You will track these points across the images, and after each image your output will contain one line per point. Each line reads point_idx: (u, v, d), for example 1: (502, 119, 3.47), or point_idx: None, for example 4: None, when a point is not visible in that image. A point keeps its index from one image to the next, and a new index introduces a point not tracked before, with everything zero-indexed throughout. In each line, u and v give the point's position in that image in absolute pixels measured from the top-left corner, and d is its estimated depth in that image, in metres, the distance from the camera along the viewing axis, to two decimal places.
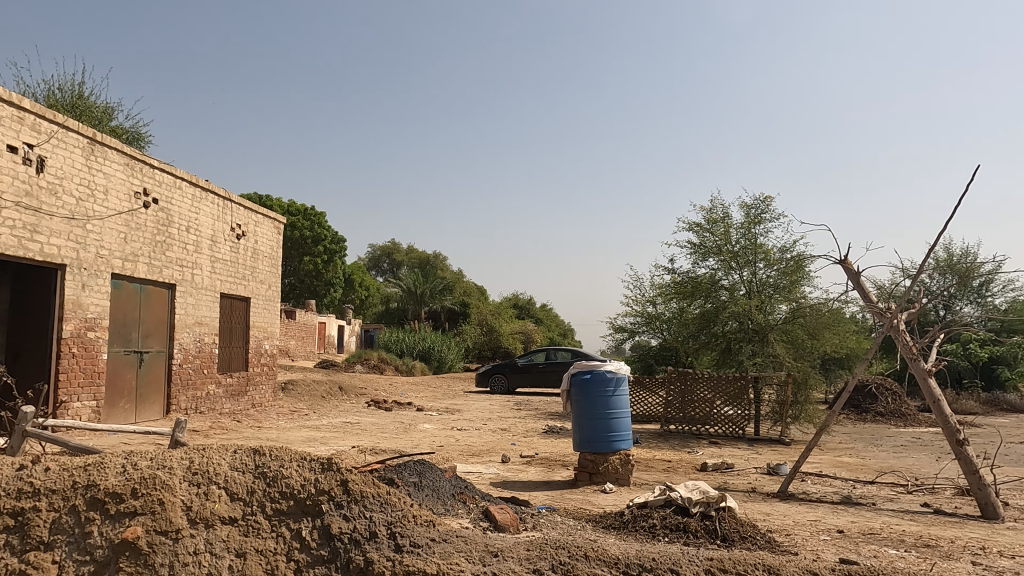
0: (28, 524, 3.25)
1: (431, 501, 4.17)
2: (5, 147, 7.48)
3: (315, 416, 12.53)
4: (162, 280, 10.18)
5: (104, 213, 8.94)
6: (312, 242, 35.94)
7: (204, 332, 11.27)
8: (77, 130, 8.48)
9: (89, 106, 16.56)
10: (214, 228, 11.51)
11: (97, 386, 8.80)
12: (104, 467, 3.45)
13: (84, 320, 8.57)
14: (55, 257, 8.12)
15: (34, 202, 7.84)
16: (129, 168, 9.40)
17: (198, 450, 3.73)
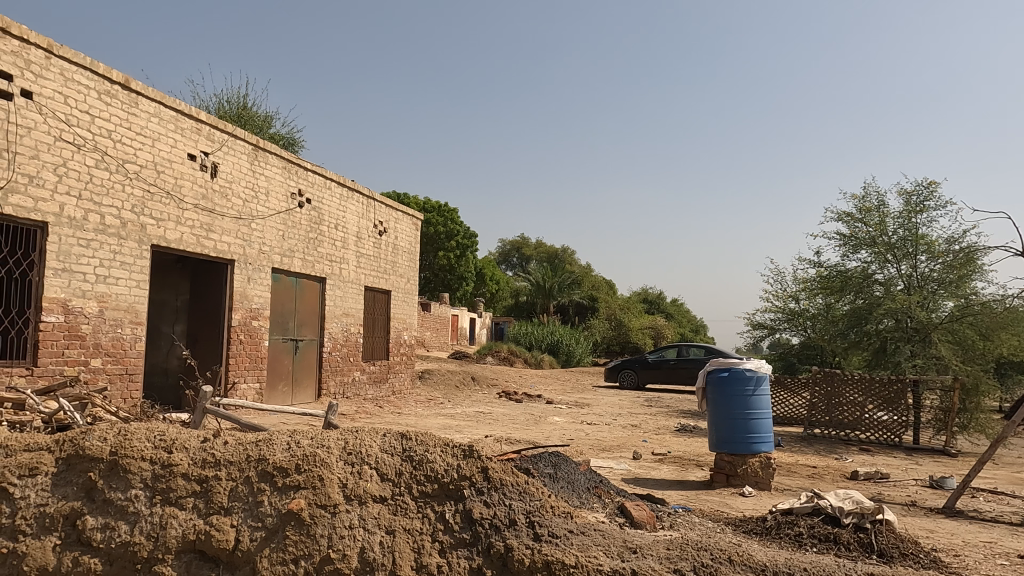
0: (211, 491, 3.62)
1: (566, 493, 4.19)
2: (186, 155, 8.43)
3: (449, 404, 13.05)
4: (315, 274, 11.01)
5: (266, 213, 9.83)
6: (445, 237, 37.30)
7: (351, 323, 12.06)
8: (243, 137, 9.39)
9: (251, 116, 18.26)
10: (360, 225, 12.29)
11: (260, 370, 9.70)
12: (273, 443, 3.76)
13: (249, 310, 9.48)
14: (226, 253, 9.04)
15: (209, 204, 8.78)
16: (287, 171, 10.26)
17: (352, 431, 3.99)
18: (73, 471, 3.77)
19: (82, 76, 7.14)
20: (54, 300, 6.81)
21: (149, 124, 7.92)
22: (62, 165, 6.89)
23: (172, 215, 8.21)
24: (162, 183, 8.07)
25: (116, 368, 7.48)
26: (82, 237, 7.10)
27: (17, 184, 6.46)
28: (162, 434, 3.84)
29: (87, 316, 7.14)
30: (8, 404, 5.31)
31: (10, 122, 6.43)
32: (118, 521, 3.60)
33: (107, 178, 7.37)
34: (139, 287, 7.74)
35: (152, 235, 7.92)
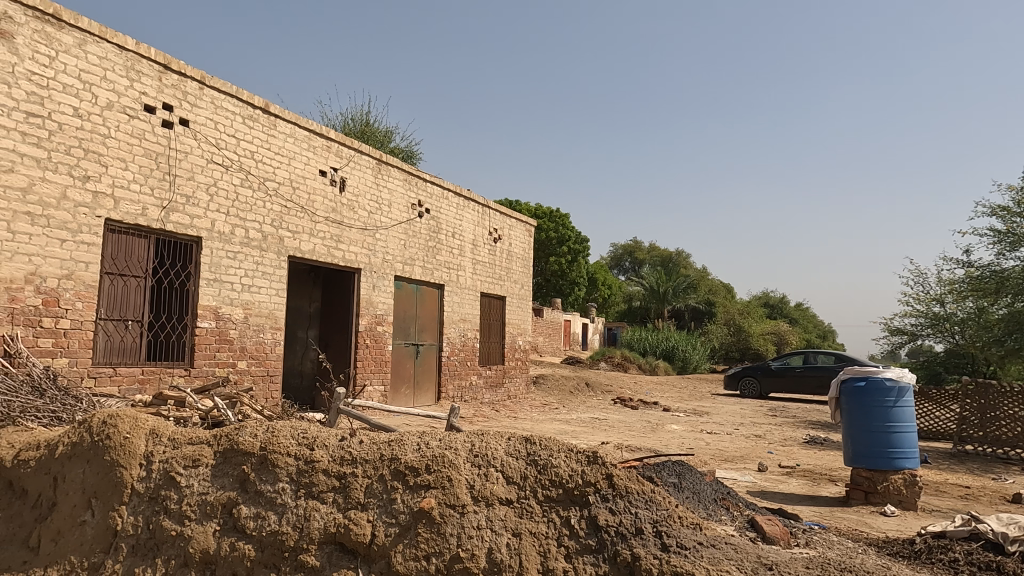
0: (349, 486, 3.83)
1: (692, 503, 4.07)
2: (318, 171, 9.03)
3: (564, 410, 13.06)
4: (434, 281, 11.42)
5: (389, 224, 10.31)
6: (556, 243, 37.44)
7: (468, 328, 12.39)
8: (367, 153, 9.92)
9: (373, 131, 19.26)
10: (476, 233, 12.62)
11: (385, 373, 10.18)
12: (404, 444, 3.95)
13: (374, 316, 9.98)
14: (353, 262, 9.57)
15: (338, 216, 9.35)
16: (407, 183, 10.73)
17: (477, 434, 4.10)
18: (229, 464, 4.13)
19: (229, 103, 7.84)
20: (207, 308, 7.50)
21: (286, 144, 8.56)
22: (213, 185, 7.59)
23: (306, 227, 8.81)
24: (297, 199, 8.68)
25: (259, 369, 8.12)
26: (230, 250, 7.77)
27: (176, 203, 7.18)
28: (304, 433, 4.15)
29: (234, 322, 7.80)
30: (171, 401, 5.91)
31: (170, 148, 7.16)
32: (268, 511, 3.87)
33: (250, 196, 8.03)
34: (277, 295, 8.36)
35: (289, 247, 8.54)
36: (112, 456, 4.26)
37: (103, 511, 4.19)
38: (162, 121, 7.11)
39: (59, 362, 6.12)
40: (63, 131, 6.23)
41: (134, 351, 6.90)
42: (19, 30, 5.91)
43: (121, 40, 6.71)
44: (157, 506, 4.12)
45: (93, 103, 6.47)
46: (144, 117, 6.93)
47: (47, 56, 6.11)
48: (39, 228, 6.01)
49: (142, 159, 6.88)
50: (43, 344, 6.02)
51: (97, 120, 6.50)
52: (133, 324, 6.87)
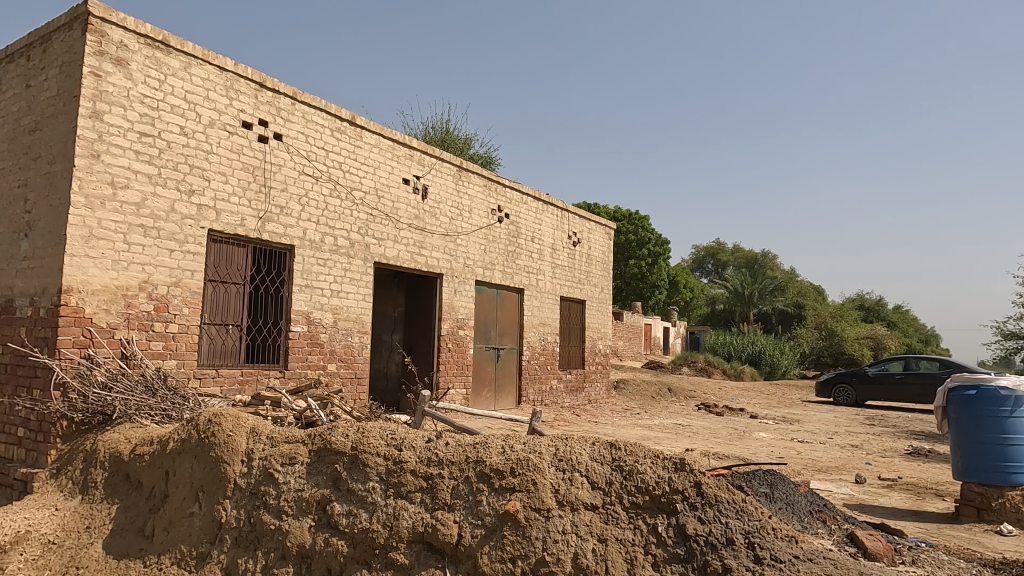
0: (436, 487, 3.92)
1: (786, 515, 3.92)
2: (401, 179, 9.30)
3: (646, 415, 12.85)
4: (514, 285, 11.51)
5: (469, 229, 10.48)
6: (636, 245, 36.89)
7: (548, 332, 12.41)
8: (449, 160, 10.14)
9: (453, 139, 19.66)
10: (555, 236, 12.63)
11: (466, 376, 10.34)
12: (489, 447, 4.03)
13: (456, 320, 10.16)
14: (435, 267, 9.79)
15: (421, 223, 9.58)
16: (487, 189, 10.89)
17: (561, 438, 4.12)
18: (323, 462, 4.31)
19: (319, 117, 8.21)
20: (299, 313, 7.86)
21: (371, 154, 8.86)
22: (305, 196, 7.95)
23: (391, 234, 9.08)
24: (382, 207, 8.97)
25: (347, 372, 8.43)
26: (320, 257, 8.12)
27: (271, 214, 7.57)
28: (392, 434, 4.30)
29: (324, 326, 8.13)
30: (268, 402, 6.23)
31: (265, 161, 7.56)
32: (359, 509, 4.00)
33: (338, 205, 8.37)
34: (364, 300, 8.66)
35: (375, 253, 8.83)
36: (217, 452, 4.54)
37: (209, 504, 4.45)
38: (258, 136, 7.52)
39: (168, 364, 6.57)
40: (171, 148, 6.69)
41: (234, 353, 7.30)
42: (133, 57, 6.40)
43: (221, 62, 7.15)
44: (257, 501, 4.34)
45: (196, 122, 6.92)
46: (242, 133, 7.35)
47: (157, 79, 6.59)
48: (151, 239, 6.47)
49: (240, 173, 7.29)
50: (154, 347, 6.47)
51: (200, 138, 6.94)
52: (233, 328, 7.27)
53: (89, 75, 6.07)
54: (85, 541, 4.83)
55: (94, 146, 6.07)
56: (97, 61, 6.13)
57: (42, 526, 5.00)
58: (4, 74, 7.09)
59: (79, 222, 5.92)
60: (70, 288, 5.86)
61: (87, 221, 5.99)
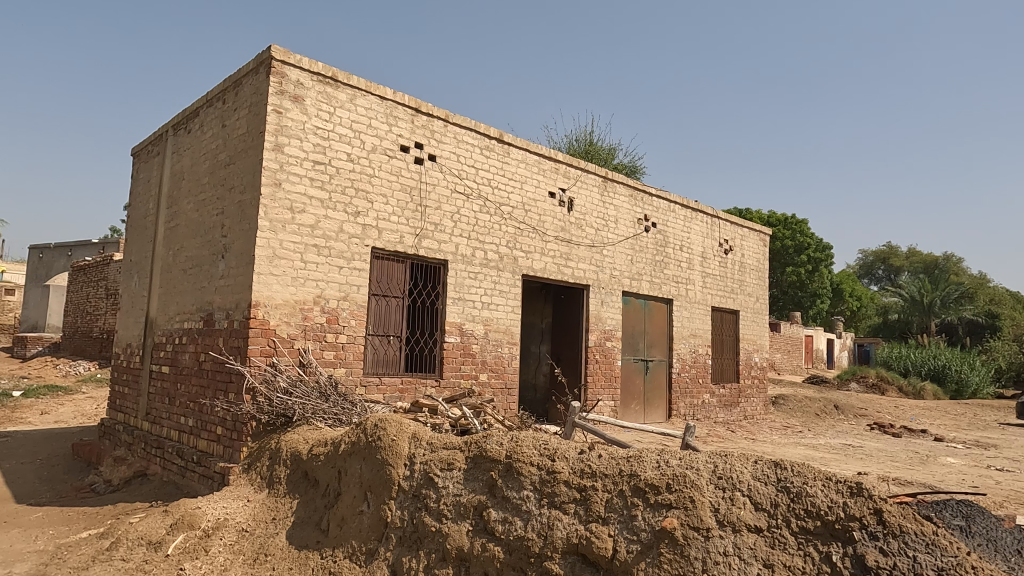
0: (590, 499, 3.91)
1: (988, 553, 3.45)
2: (547, 193, 9.46)
3: (810, 434, 11.95)
4: (663, 296, 11.24)
5: (615, 240, 10.41)
6: (794, 252, 34.54)
7: (699, 343, 11.97)
8: (594, 171, 10.16)
9: (597, 150, 19.67)
10: (705, 245, 12.19)
11: (614, 388, 10.22)
12: (643, 461, 3.97)
13: (603, 331, 10.10)
14: (582, 278, 9.81)
15: (567, 235, 9.66)
16: (633, 199, 10.77)
17: (720, 455, 3.97)
18: (479, 469, 4.47)
19: (469, 137, 8.58)
20: (453, 324, 8.22)
21: (518, 169, 9.10)
22: (457, 213, 8.33)
23: (538, 247, 9.25)
24: (529, 221, 9.16)
25: (498, 382, 8.67)
26: (471, 271, 8.45)
27: (427, 231, 8.01)
28: (545, 444, 4.37)
29: (476, 337, 8.44)
30: (426, 409, 6.56)
31: (421, 181, 8.02)
32: (514, 517, 4.09)
33: (488, 220, 8.66)
34: (513, 312, 8.88)
35: (523, 266, 9.03)
36: (383, 455, 4.85)
37: (377, 503, 4.75)
38: (415, 158, 8.00)
39: (339, 371, 7.14)
40: (340, 174, 7.31)
41: (395, 363, 7.76)
42: (307, 93, 7.09)
43: (382, 92, 7.71)
44: (419, 503, 4.58)
45: (361, 148, 7.51)
46: (400, 156, 7.86)
47: (328, 112, 7.25)
48: (324, 258, 7.09)
49: (400, 194, 7.80)
50: (326, 356, 7.06)
51: (364, 163, 7.51)
52: (394, 339, 7.76)
53: (272, 112, 6.80)
54: (272, 531, 5.32)
55: (276, 176, 6.78)
56: (278, 99, 6.86)
57: (237, 515, 5.60)
58: (205, 117, 8.15)
59: (265, 244, 6.63)
60: (258, 303, 6.57)
61: (271, 243, 6.69)
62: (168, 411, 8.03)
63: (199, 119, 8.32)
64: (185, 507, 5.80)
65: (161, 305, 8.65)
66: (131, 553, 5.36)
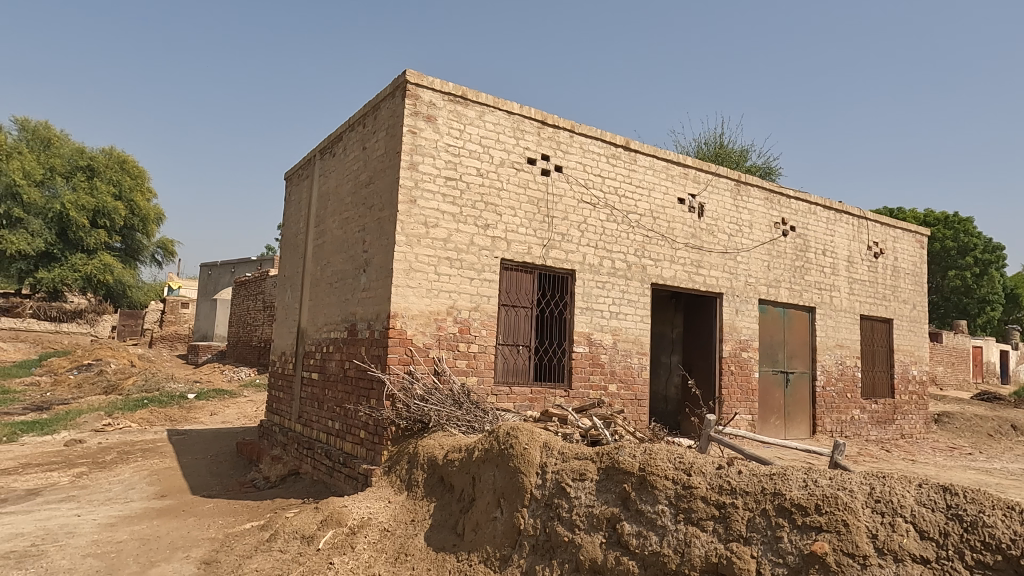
0: (730, 517, 3.74)
1: None
2: (676, 199, 9.23)
3: (982, 456, 10.69)
4: (804, 304, 10.56)
5: (750, 245, 9.93)
6: (957, 253, 31.19)
7: (846, 355, 11.11)
8: (726, 175, 9.78)
9: (728, 152, 18.93)
10: (852, 248, 11.32)
11: (752, 401, 9.72)
12: (788, 480, 3.76)
13: (739, 341, 9.64)
14: (715, 286, 9.44)
15: (698, 241, 9.36)
16: (769, 202, 10.24)
17: (876, 476, 3.70)
18: (612, 481, 4.41)
19: (595, 146, 8.57)
20: (581, 334, 8.20)
21: (646, 176, 8.96)
22: (584, 223, 8.33)
23: (668, 255, 9.03)
24: (658, 228, 8.97)
25: (628, 393, 8.53)
26: (599, 280, 8.40)
27: (554, 241, 8.07)
28: (680, 458, 4.25)
29: (605, 347, 8.36)
30: (555, 418, 6.58)
31: (548, 193, 8.11)
32: (649, 531, 3.99)
33: (616, 229, 8.59)
34: (642, 322, 8.71)
35: (651, 275, 8.85)
36: (515, 463, 4.93)
37: (510, 511, 4.82)
38: (542, 170, 8.11)
39: (471, 380, 7.35)
40: (471, 189, 7.55)
41: (525, 372, 7.87)
42: (439, 113, 7.41)
43: (510, 107, 7.90)
44: (552, 512, 4.59)
45: (490, 163, 7.73)
46: (528, 168, 7.99)
47: (459, 130, 7.53)
48: (456, 270, 7.35)
49: (527, 206, 7.93)
50: (459, 365, 7.30)
51: (493, 177, 7.72)
52: (523, 349, 7.87)
53: (407, 133, 7.18)
54: (411, 532, 5.55)
55: (412, 193, 7.13)
56: (413, 120, 7.22)
57: (379, 515, 5.90)
58: (348, 140, 8.75)
59: (401, 257, 6.99)
60: (396, 313, 6.93)
61: (407, 257, 7.03)
62: (317, 414, 8.65)
63: (343, 142, 8.94)
64: (333, 505, 6.21)
65: (311, 316, 9.35)
66: (287, 545, 5.81)
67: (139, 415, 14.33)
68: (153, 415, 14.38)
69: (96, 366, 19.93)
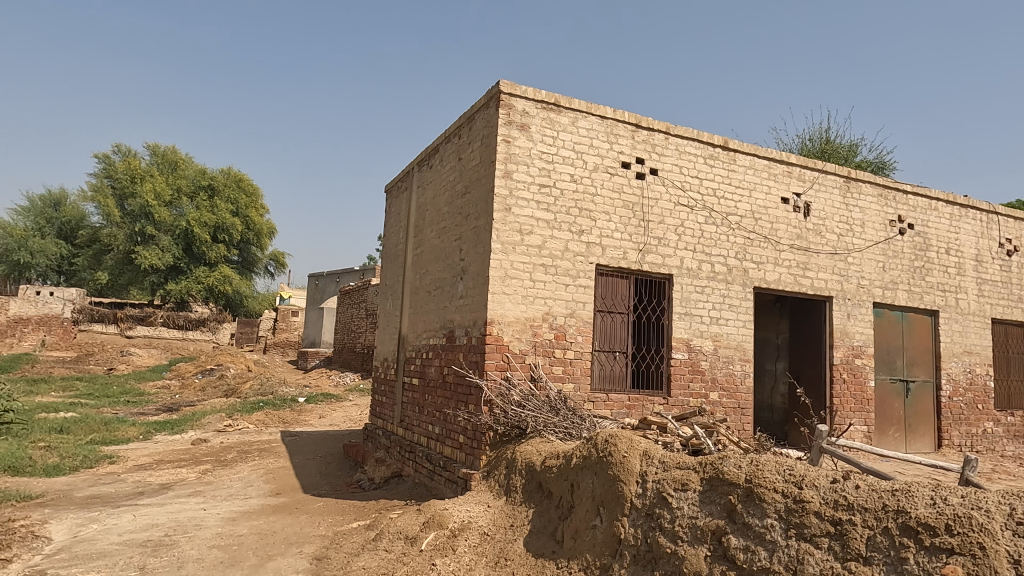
0: (847, 535, 3.54)
1: None
2: (780, 199, 8.83)
3: None
4: (925, 307, 9.81)
5: (863, 245, 9.34)
6: None
7: (976, 362, 10.22)
8: (834, 171, 9.26)
9: (836, 148, 17.94)
10: (980, 246, 10.41)
11: (867, 412, 9.11)
12: (913, 496, 3.50)
13: (852, 348, 9.08)
14: (824, 289, 8.94)
15: (804, 242, 8.91)
16: (883, 199, 9.60)
17: (1015, 494, 3.39)
18: (716, 492, 4.26)
19: (692, 147, 8.35)
20: (680, 340, 7.99)
21: (746, 176, 8.63)
22: (681, 226, 8.13)
23: (771, 257, 8.65)
24: (760, 230, 8.62)
25: (730, 401, 8.23)
26: (698, 284, 8.17)
27: (650, 246, 7.93)
28: (791, 470, 4.06)
29: (705, 354, 8.11)
30: (655, 426, 6.45)
31: (643, 197, 7.98)
32: (757, 546, 3.82)
33: (715, 231, 8.32)
34: (745, 327, 8.38)
35: (754, 278, 8.50)
36: (615, 471, 4.86)
37: (610, 519, 4.76)
38: (637, 174, 7.99)
39: (567, 386, 7.33)
40: (565, 195, 7.56)
41: (622, 379, 7.77)
42: (533, 121, 7.48)
43: (603, 111, 7.85)
44: (653, 522, 4.49)
45: (584, 169, 7.70)
46: (622, 173, 7.91)
47: (552, 136, 7.57)
48: (551, 276, 7.37)
49: (622, 210, 7.84)
50: (555, 371, 7.30)
51: (588, 182, 7.69)
52: (620, 355, 7.78)
53: (501, 142, 7.29)
54: (510, 537, 5.60)
55: (506, 201, 7.23)
56: (507, 129, 7.33)
57: (479, 519, 6.00)
58: (444, 152, 8.99)
59: (498, 265, 7.10)
60: (493, 320, 7.04)
61: (503, 264, 7.13)
62: (418, 418, 8.91)
63: (439, 154, 9.20)
64: (435, 507, 6.37)
65: (411, 323, 9.66)
66: (392, 545, 6.01)
67: (256, 417, 15.30)
68: (268, 417, 15.32)
69: (217, 371, 21.47)
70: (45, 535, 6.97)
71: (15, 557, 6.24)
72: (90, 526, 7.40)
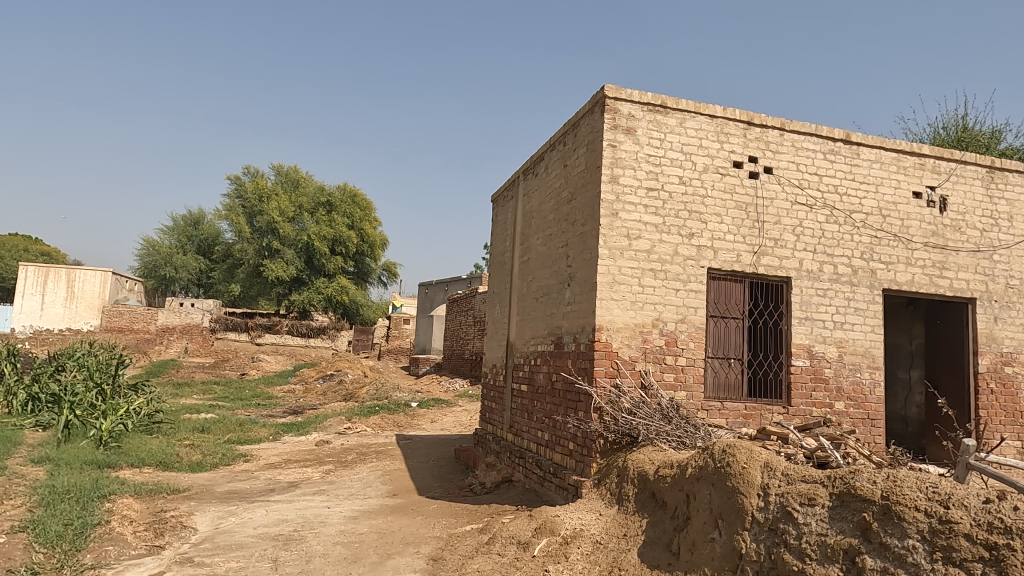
0: (1005, 561, 3.29)
1: None
2: (911, 194, 8.19)
3: None
4: None
5: (1011, 241, 8.47)
6: None
7: None
8: (974, 162, 8.46)
9: (974, 136, 16.41)
10: None
11: (1021, 426, 8.22)
12: None
13: (1000, 354, 8.23)
14: (965, 290, 8.17)
15: (940, 240, 8.19)
16: None
17: None
18: (847, 508, 3.99)
19: (810, 142, 7.92)
20: (801, 346, 7.56)
21: (872, 171, 8.07)
22: (799, 226, 7.72)
23: (902, 257, 8.02)
24: (889, 227, 8.02)
25: (859, 412, 7.69)
26: (820, 288, 7.71)
27: (766, 247, 7.58)
28: (934, 487, 3.74)
29: (829, 361, 7.63)
30: (775, 437, 6.14)
31: (758, 197, 7.65)
32: (897, 568, 3.59)
33: (837, 231, 7.84)
34: (874, 333, 7.82)
35: (883, 280, 7.92)
36: (733, 482, 4.66)
37: (729, 533, 4.57)
38: (750, 173, 7.68)
39: (679, 394, 7.13)
40: (674, 198, 7.39)
41: (738, 387, 7.47)
42: (639, 124, 7.37)
43: (712, 110, 7.61)
44: (777, 538, 4.26)
45: (693, 170, 7.49)
46: (734, 172, 7.63)
47: (659, 139, 7.42)
48: (661, 281, 7.22)
49: (735, 211, 7.56)
50: (667, 378, 7.13)
51: (697, 184, 7.48)
52: (735, 362, 7.49)
53: (607, 147, 7.23)
54: (624, 547, 5.51)
55: (613, 206, 7.16)
56: (613, 133, 7.26)
57: (591, 527, 5.95)
58: (550, 160, 9.03)
59: (605, 270, 7.04)
60: (601, 326, 6.98)
61: (611, 270, 7.06)
62: (528, 424, 8.97)
63: (544, 162, 9.25)
64: (547, 513, 6.39)
65: (519, 330, 9.76)
66: (505, 549, 6.09)
67: (372, 420, 16.03)
68: (384, 421, 16.00)
69: (337, 376, 22.69)
70: (191, 525, 7.63)
71: (168, 545, 6.87)
72: (229, 518, 8.02)
